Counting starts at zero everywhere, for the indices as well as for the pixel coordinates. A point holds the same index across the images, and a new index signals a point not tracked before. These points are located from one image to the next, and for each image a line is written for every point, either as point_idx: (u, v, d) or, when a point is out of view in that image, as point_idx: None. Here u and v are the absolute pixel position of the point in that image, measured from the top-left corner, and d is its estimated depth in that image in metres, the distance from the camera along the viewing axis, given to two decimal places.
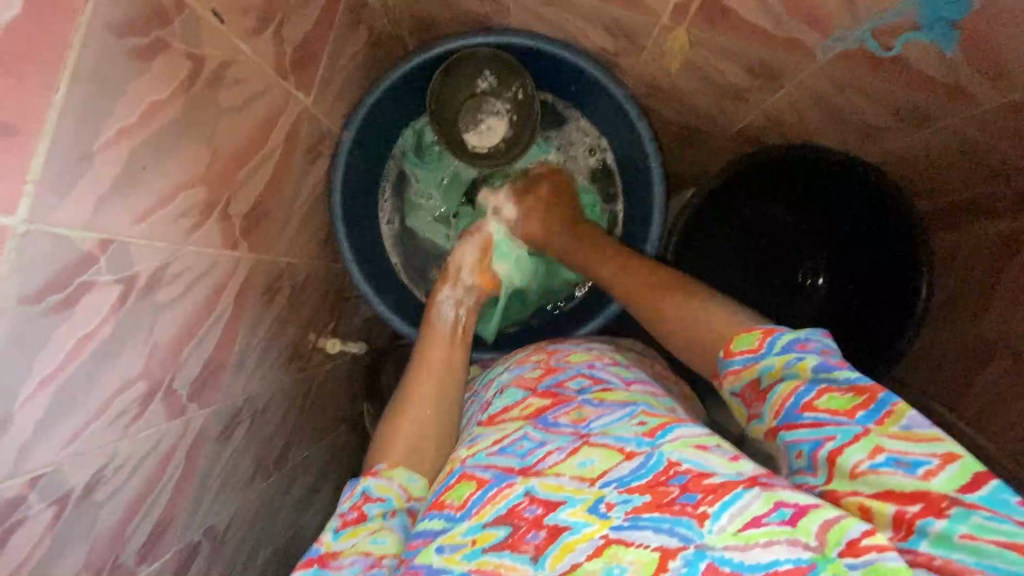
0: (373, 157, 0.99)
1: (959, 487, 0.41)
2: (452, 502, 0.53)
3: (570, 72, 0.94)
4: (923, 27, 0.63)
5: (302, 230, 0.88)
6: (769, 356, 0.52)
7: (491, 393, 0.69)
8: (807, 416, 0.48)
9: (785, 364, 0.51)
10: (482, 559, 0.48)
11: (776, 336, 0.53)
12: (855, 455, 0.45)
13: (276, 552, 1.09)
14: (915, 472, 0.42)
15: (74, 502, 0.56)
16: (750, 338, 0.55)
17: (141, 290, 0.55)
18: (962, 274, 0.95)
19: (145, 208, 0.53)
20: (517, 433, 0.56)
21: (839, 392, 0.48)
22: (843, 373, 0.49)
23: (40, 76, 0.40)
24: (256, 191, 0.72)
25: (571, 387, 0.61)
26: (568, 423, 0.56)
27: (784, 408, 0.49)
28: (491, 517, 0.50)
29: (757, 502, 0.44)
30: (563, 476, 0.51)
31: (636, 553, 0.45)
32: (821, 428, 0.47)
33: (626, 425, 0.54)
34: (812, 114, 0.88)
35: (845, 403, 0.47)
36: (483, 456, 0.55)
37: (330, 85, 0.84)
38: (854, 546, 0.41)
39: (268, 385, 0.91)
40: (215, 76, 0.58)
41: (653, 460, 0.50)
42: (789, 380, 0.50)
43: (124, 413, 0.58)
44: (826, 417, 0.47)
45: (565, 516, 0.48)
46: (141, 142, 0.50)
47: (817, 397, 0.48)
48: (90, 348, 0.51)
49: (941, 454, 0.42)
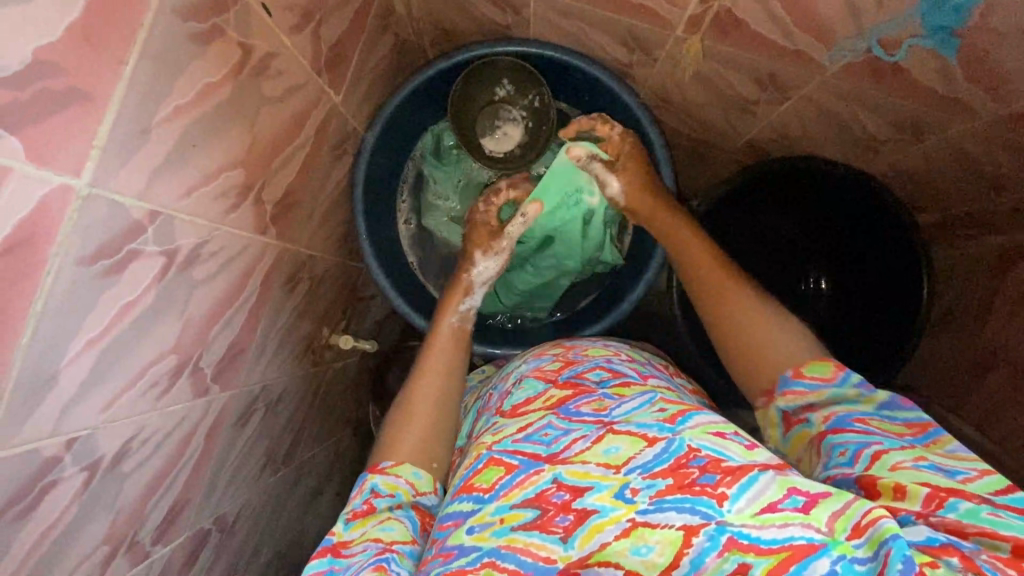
0: (393, 158, 1.02)
1: (993, 491, 0.44)
2: (480, 485, 0.53)
3: (585, 82, 0.98)
4: (925, 34, 0.67)
5: (323, 225, 0.91)
6: (842, 386, 0.55)
7: (510, 381, 0.70)
8: (857, 425, 0.52)
9: (855, 395, 0.54)
10: (511, 536, 0.48)
11: (850, 371, 0.56)
12: (899, 455, 0.47)
13: (278, 551, 1.08)
14: (955, 476, 0.45)
15: (103, 470, 0.57)
16: (823, 367, 0.57)
17: (180, 264, 0.57)
18: (963, 286, 0.98)
19: (191, 184, 0.55)
20: (541, 421, 0.57)
21: (892, 422, 0.52)
22: (907, 411, 0.52)
23: (113, 49, 0.43)
24: (286, 181, 0.75)
25: (591, 378, 0.64)
26: (590, 412, 0.57)
27: (836, 416, 0.53)
28: (519, 499, 0.50)
29: (773, 487, 0.45)
30: (590, 464, 0.51)
31: (662, 533, 0.45)
32: (870, 435, 0.50)
33: (647, 411, 0.55)
34: (816, 127, 0.92)
35: (895, 429, 0.51)
36: (509, 443, 0.56)
37: (358, 87, 0.88)
38: (858, 528, 0.43)
39: (283, 376, 0.92)
40: (260, 66, 0.61)
41: (674, 446, 0.50)
42: (848, 404, 0.54)
43: (154, 386, 0.60)
44: (875, 430, 0.51)
45: (592, 500, 0.48)
46: (193, 121, 0.53)
47: (870, 418, 0.52)
48: (132, 315, 0.53)
49: (978, 470, 0.46)
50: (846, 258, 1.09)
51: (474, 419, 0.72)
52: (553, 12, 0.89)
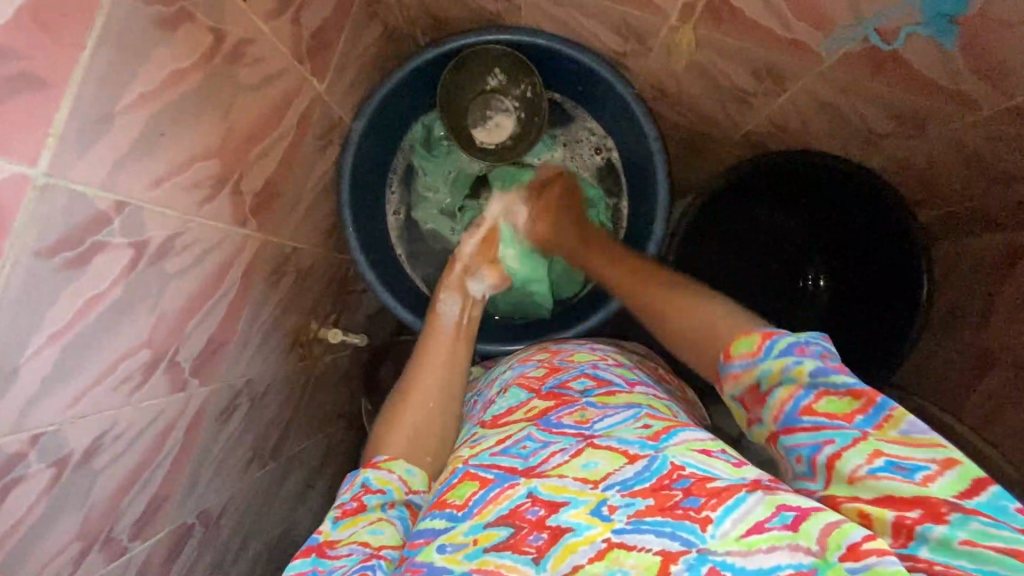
0: (382, 150, 1.01)
1: (956, 493, 0.40)
2: (454, 501, 0.51)
3: (578, 72, 0.96)
4: (923, 22, 0.64)
5: (309, 217, 0.89)
6: (767, 359, 0.51)
7: (494, 390, 0.69)
8: (805, 420, 0.47)
9: (782, 369, 0.50)
10: (483, 559, 0.46)
11: (775, 339, 0.51)
12: (854, 459, 0.44)
13: (267, 545, 1.08)
14: (914, 477, 0.41)
15: (73, 465, 0.56)
16: (749, 341, 0.53)
17: (151, 257, 0.56)
18: (965, 284, 0.96)
19: (160, 175, 0.54)
20: (520, 434, 0.56)
21: (836, 395, 0.47)
22: (841, 377, 0.47)
23: (69, 33, 0.42)
24: (267, 171, 0.73)
25: (575, 387, 0.62)
26: (571, 424, 0.56)
27: (783, 412, 0.48)
28: (492, 517, 0.48)
29: (760, 507, 0.43)
30: (567, 477, 0.49)
31: (637, 557, 0.43)
32: (821, 432, 0.46)
33: (630, 427, 0.54)
34: (814, 119, 0.90)
35: (843, 407, 0.46)
36: (485, 456, 0.55)
37: (343, 76, 0.86)
38: (856, 550, 0.40)
39: (269, 370, 0.91)
40: (235, 53, 0.59)
41: (656, 464, 0.48)
42: (788, 384, 0.49)
43: (126, 381, 0.59)
44: (825, 421, 0.46)
45: (567, 518, 0.46)
46: (160, 109, 0.52)
47: (816, 400, 0.47)
48: (99, 308, 0.52)
49: (940, 459, 0.42)
50: (852, 255, 1.05)
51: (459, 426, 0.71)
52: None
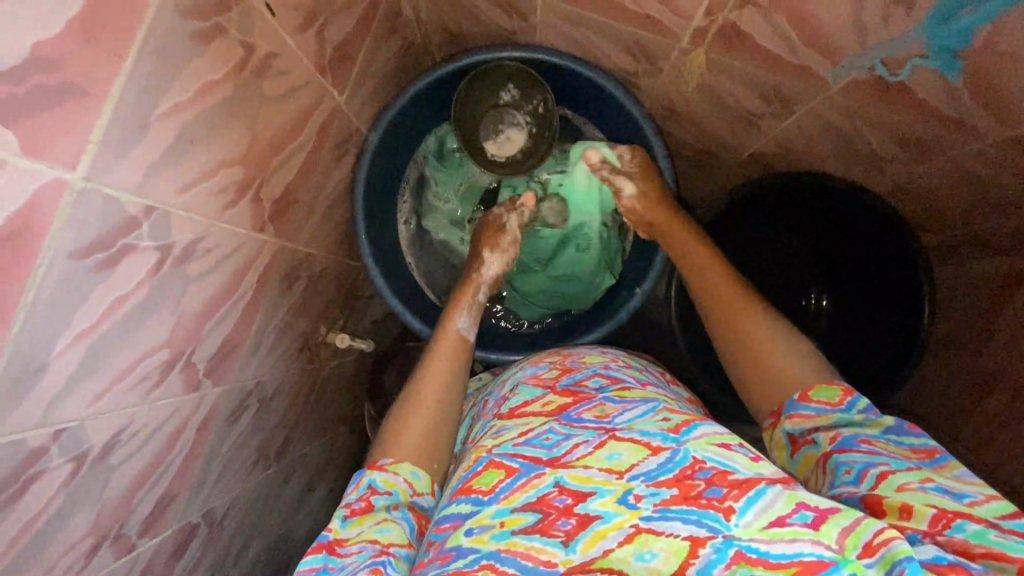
0: (395, 159, 1.03)
1: (1001, 515, 0.44)
2: (479, 487, 0.52)
3: (590, 90, 0.98)
4: (928, 55, 0.66)
5: (323, 223, 0.91)
6: (849, 411, 0.56)
7: (506, 389, 0.70)
8: (863, 446, 0.52)
9: (862, 418, 0.55)
10: (512, 540, 0.47)
11: (858, 397, 0.56)
12: (905, 477, 0.48)
13: (267, 547, 1.08)
14: (962, 499, 0.45)
15: (90, 461, 0.57)
16: (832, 391, 0.58)
17: (176, 259, 0.58)
18: (964, 310, 0.97)
19: (187, 181, 0.56)
20: (542, 427, 0.57)
21: (898, 445, 0.52)
22: (915, 439, 0.53)
23: (114, 47, 0.44)
24: (286, 178, 0.75)
25: (590, 385, 0.63)
26: (591, 419, 0.57)
27: (842, 437, 0.54)
28: (520, 502, 0.49)
29: (781, 501, 0.45)
30: (592, 469, 0.50)
31: (666, 541, 0.44)
32: (876, 455, 0.50)
33: (650, 420, 0.55)
34: (819, 142, 0.92)
35: (902, 452, 0.51)
36: (509, 446, 0.55)
37: (362, 87, 0.88)
38: (869, 547, 0.42)
39: (278, 372, 0.92)
40: (262, 65, 0.61)
41: (679, 456, 0.50)
42: (857, 426, 0.55)
43: (144, 379, 0.60)
44: (882, 451, 0.51)
45: (596, 506, 0.47)
46: (192, 118, 0.54)
47: (878, 439, 0.53)
48: (123, 309, 0.53)
49: (987, 493, 0.46)
50: (856, 280, 1.07)
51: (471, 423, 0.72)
52: (559, 19, 0.89)
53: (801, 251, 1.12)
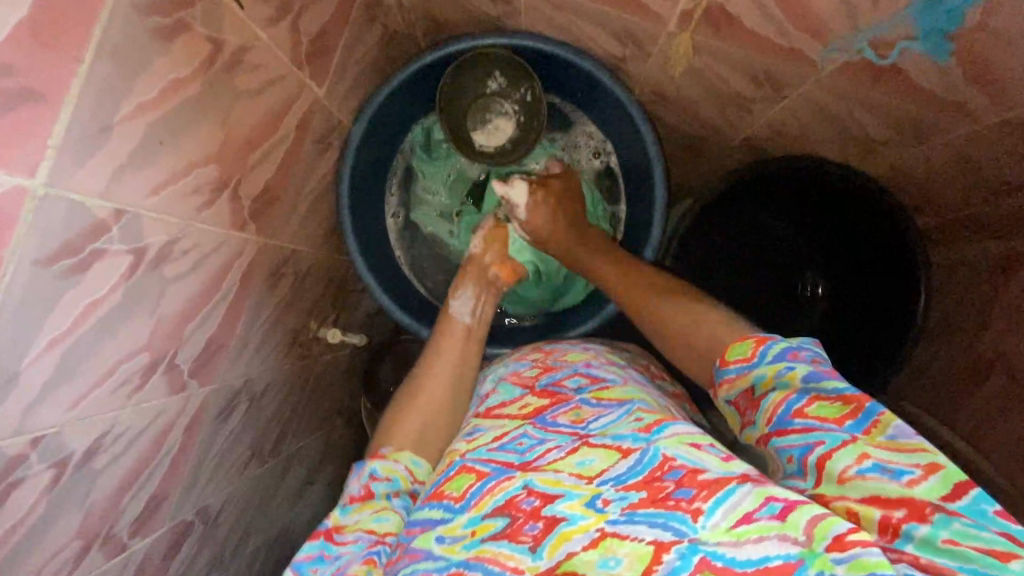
0: (381, 151, 1.01)
1: (941, 496, 0.43)
2: (451, 493, 0.53)
3: (580, 79, 0.96)
4: (919, 37, 0.64)
5: (308, 219, 0.90)
6: (762, 366, 0.55)
7: (487, 386, 0.69)
8: (797, 423, 0.50)
9: (777, 376, 0.53)
10: (480, 547, 0.47)
11: (768, 346, 0.55)
12: (843, 460, 0.46)
13: (267, 541, 1.09)
14: (900, 479, 0.44)
15: (73, 466, 0.57)
16: (743, 347, 0.57)
17: (150, 262, 0.57)
18: (960, 293, 0.96)
19: (157, 183, 0.54)
20: (517, 431, 0.57)
21: (827, 398, 0.50)
22: (832, 383, 0.51)
23: (68, 48, 0.42)
24: (266, 175, 0.74)
25: (569, 386, 0.63)
26: (566, 423, 0.56)
27: (775, 414, 0.51)
28: (489, 508, 0.50)
29: (749, 497, 0.45)
30: (562, 473, 0.50)
31: (631, 546, 0.44)
32: (811, 433, 0.49)
33: (624, 423, 0.55)
34: (812, 125, 0.90)
35: (834, 411, 0.49)
36: (483, 451, 0.55)
37: (343, 79, 0.86)
38: (842, 540, 0.41)
39: (268, 370, 0.92)
40: (232, 60, 0.60)
41: (649, 456, 0.50)
42: (782, 389, 0.52)
43: (126, 383, 0.60)
44: (815, 424, 0.49)
45: (562, 509, 0.47)
46: (159, 118, 0.52)
47: (807, 404, 0.50)
48: (97, 314, 0.53)
49: (924, 464, 0.44)
50: (855, 269, 1.05)
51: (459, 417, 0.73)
52: (543, 4, 0.86)
53: (800, 237, 1.10)
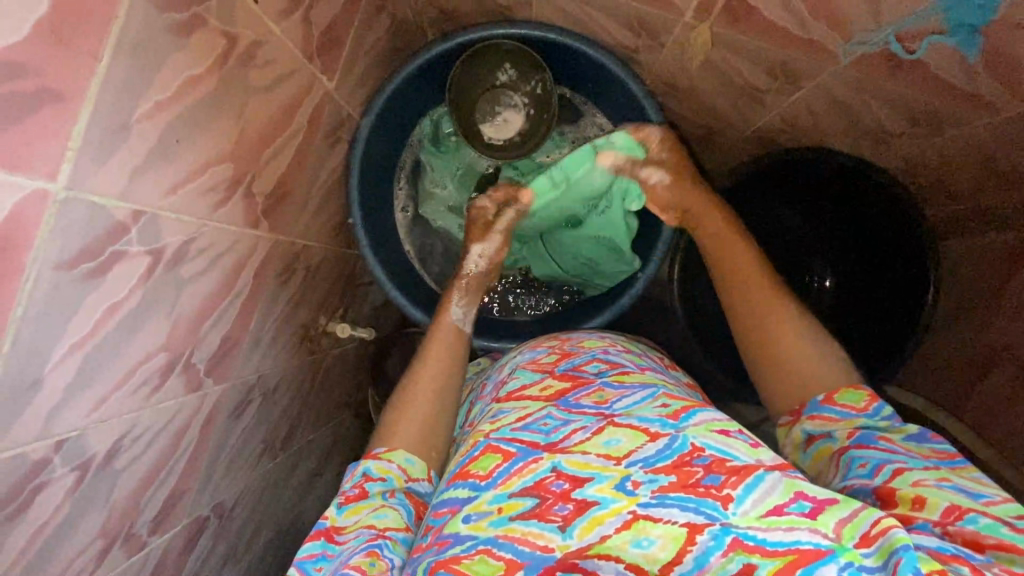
0: (390, 144, 1.00)
1: (1018, 515, 0.44)
2: (477, 472, 0.52)
3: (591, 70, 0.95)
4: (947, 32, 0.64)
5: (318, 214, 0.89)
6: (874, 416, 0.57)
7: (505, 372, 0.69)
8: (882, 443, 0.53)
9: (886, 425, 0.56)
10: (509, 526, 0.47)
11: (883, 401, 0.57)
12: (922, 474, 0.49)
13: (278, 533, 1.10)
14: (977, 498, 0.46)
15: (95, 468, 0.57)
16: (857, 396, 0.59)
17: (168, 262, 0.56)
18: (969, 283, 0.97)
19: (175, 182, 0.54)
20: (540, 412, 0.56)
21: (918, 445, 0.53)
22: (939, 441, 0.53)
23: (87, 47, 0.41)
24: (278, 171, 0.73)
25: (589, 370, 0.63)
26: (590, 404, 0.56)
27: (861, 433, 0.55)
28: (517, 488, 0.49)
29: (779, 490, 0.45)
30: (590, 454, 0.50)
31: (665, 528, 0.44)
32: (894, 453, 0.52)
33: (649, 406, 0.54)
34: (826, 117, 0.89)
35: (921, 451, 0.53)
36: (507, 430, 0.55)
37: (353, 72, 0.85)
38: (867, 538, 0.42)
39: (279, 365, 0.92)
40: (246, 55, 0.58)
41: (678, 443, 0.49)
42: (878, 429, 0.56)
43: (144, 384, 0.59)
44: (900, 449, 0.52)
45: (593, 491, 0.47)
46: (175, 116, 0.51)
47: (897, 439, 0.54)
48: (117, 316, 0.52)
49: (1006, 497, 0.46)
50: (860, 262, 1.06)
51: (468, 407, 0.72)
52: None
53: (810, 227, 1.10)
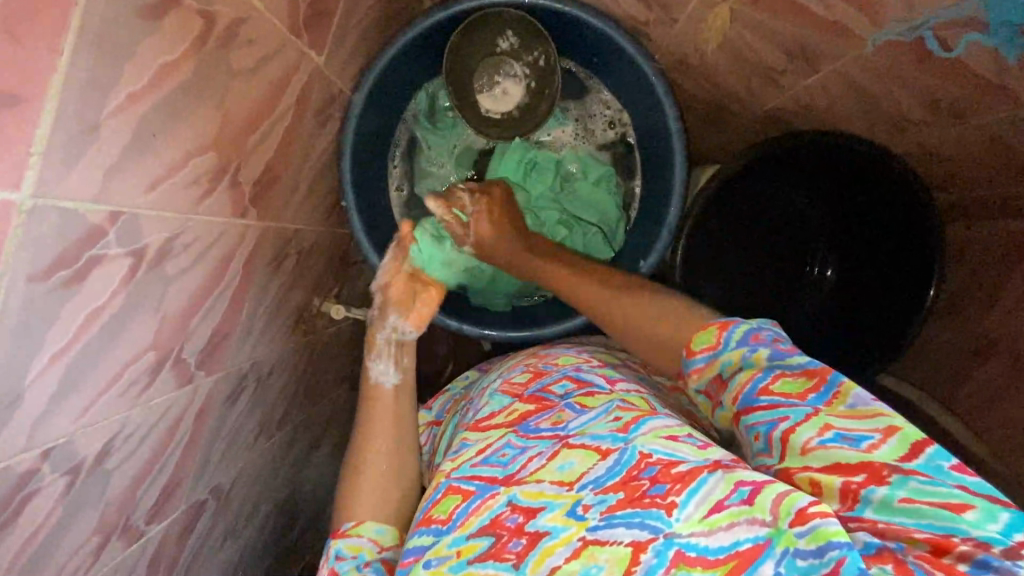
0: (384, 120, 0.95)
1: (898, 458, 0.43)
2: (438, 516, 0.52)
3: (597, 42, 0.90)
4: (988, 30, 0.61)
5: (310, 195, 0.86)
6: (728, 351, 0.55)
7: (482, 398, 0.67)
8: (762, 400, 0.49)
9: (741, 359, 0.53)
10: (468, 571, 0.47)
11: (732, 331, 0.55)
12: (806, 432, 0.46)
13: (277, 507, 1.12)
14: (860, 445, 0.44)
15: (86, 471, 0.56)
16: (708, 335, 0.57)
17: (151, 261, 0.53)
18: (971, 271, 0.96)
19: (154, 178, 0.50)
20: (500, 441, 0.56)
21: (792, 375, 0.49)
22: (795, 361, 0.51)
23: (44, 40, 0.37)
24: (265, 156, 0.69)
25: (556, 392, 0.61)
26: (547, 427, 0.56)
27: (742, 393, 0.51)
28: (475, 527, 0.49)
29: (720, 485, 0.45)
30: (543, 482, 0.50)
31: (610, 551, 0.45)
32: (776, 409, 0.48)
33: (603, 422, 0.54)
34: (843, 101, 0.85)
35: (798, 386, 0.49)
36: (467, 467, 0.54)
37: (344, 43, 0.79)
38: (803, 514, 0.41)
39: (274, 350, 0.90)
40: (227, 35, 0.54)
41: (626, 456, 0.49)
42: (748, 369, 0.52)
43: (134, 384, 0.58)
44: (780, 400, 0.48)
45: (544, 522, 0.47)
46: (150, 109, 0.47)
47: (772, 382, 0.49)
48: (99, 321, 0.50)
49: (882, 429, 0.44)
50: (867, 252, 1.03)
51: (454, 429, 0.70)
52: None
53: (813, 211, 1.07)
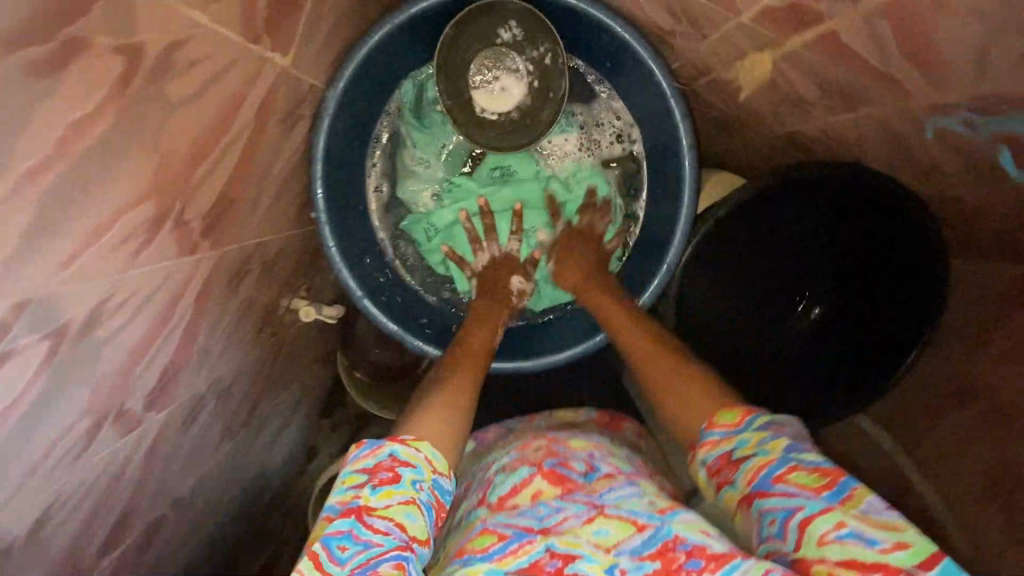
0: (364, 115, 0.83)
1: (914, 562, 0.45)
2: (474, 547, 0.52)
3: (610, 44, 0.81)
4: None
5: (276, 206, 0.76)
6: (748, 433, 0.54)
7: (490, 472, 0.62)
8: (778, 488, 0.50)
9: (759, 441, 0.53)
10: None
11: (755, 417, 0.55)
12: (823, 525, 0.47)
13: (245, 501, 1.10)
14: (875, 545, 0.46)
15: (17, 544, 0.51)
16: (731, 415, 0.57)
17: (76, 335, 0.46)
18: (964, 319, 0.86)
19: (72, 250, 0.42)
20: (534, 497, 0.56)
21: (807, 469, 0.50)
22: (810, 456, 0.52)
23: None
24: (219, 182, 0.59)
25: (576, 470, 0.60)
26: (581, 492, 0.56)
27: (759, 476, 0.51)
28: (513, 566, 0.50)
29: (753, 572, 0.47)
30: (582, 539, 0.52)
31: None
32: (792, 498, 0.49)
33: (637, 500, 0.55)
34: (871, 140, 0.76)
35: (812, 481, 0.50)
36: (503, 515, 0.54)
37: (314, 34, 0.67)
38: None
39: (236, 365, 0.84)
40: (160, 64, 0.43)
41: (662, 531, 0.52)
42: (762, 456, 0.53)
43: (68, 452, 0.52)
44: (795, 490, 0.50)
45: (584, 568, 0.49)
46: (59, 176, 0.38)
47: (788, 472, 0.51)
48: (16, 411, 0.43)
49: (895, 538, 0.46)
50: (867, 294, 0.97)
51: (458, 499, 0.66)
52: None
53: (829, 247, 0.98)
